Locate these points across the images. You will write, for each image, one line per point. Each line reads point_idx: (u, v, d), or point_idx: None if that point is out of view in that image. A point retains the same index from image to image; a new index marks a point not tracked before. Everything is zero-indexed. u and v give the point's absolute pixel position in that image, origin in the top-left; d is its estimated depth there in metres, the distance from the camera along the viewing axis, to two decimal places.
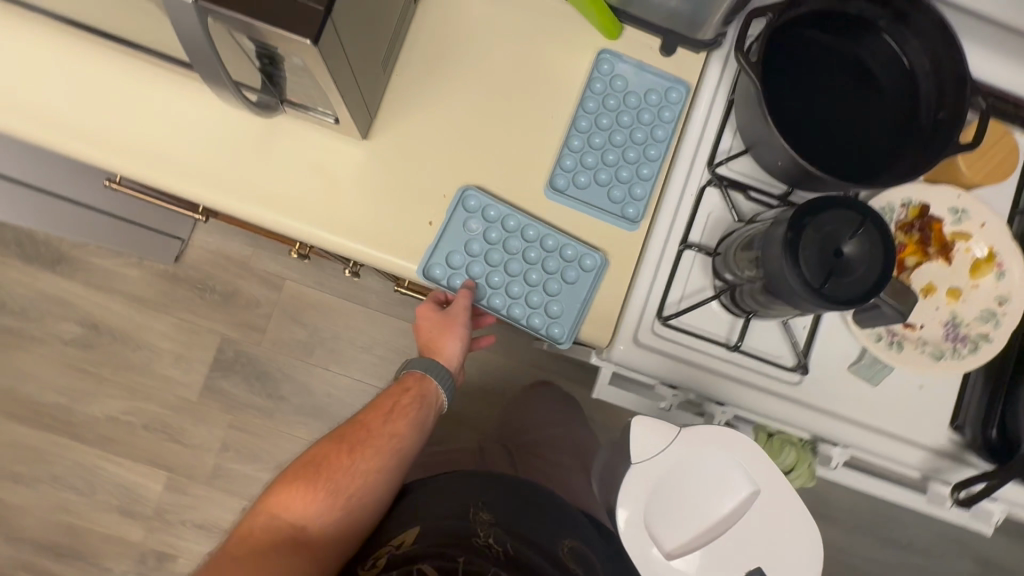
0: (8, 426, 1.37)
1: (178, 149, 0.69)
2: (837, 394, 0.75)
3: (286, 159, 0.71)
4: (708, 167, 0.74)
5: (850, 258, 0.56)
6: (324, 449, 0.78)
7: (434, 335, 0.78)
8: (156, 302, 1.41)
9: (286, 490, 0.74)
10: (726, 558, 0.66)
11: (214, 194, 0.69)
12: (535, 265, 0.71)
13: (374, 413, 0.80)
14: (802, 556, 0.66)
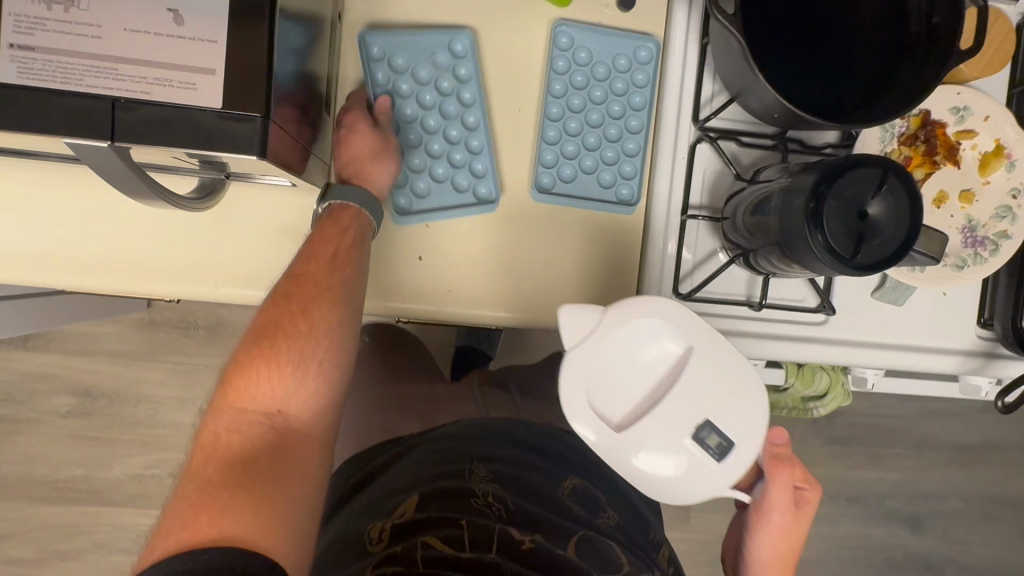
0: (37, 509, 1.34)
1: (136, 249, 0.64)
2: (865, 322, 0.74)
3: (249, 231, 0.65)
4: (695, 123, 0.69)
5: (876, 220, 0.53)
6: (252, 352, 0.57)
7: (364, 143, 0.64)
8: (143, 352, 1.35)
9: (230, 402, 0.55)
10: (677, 448, 0.60)
11: (190, 287, 0.64)
12: (443, 160, 0.67)
13: (297, 283, 0.60)
14: (741, 411, 0.60)
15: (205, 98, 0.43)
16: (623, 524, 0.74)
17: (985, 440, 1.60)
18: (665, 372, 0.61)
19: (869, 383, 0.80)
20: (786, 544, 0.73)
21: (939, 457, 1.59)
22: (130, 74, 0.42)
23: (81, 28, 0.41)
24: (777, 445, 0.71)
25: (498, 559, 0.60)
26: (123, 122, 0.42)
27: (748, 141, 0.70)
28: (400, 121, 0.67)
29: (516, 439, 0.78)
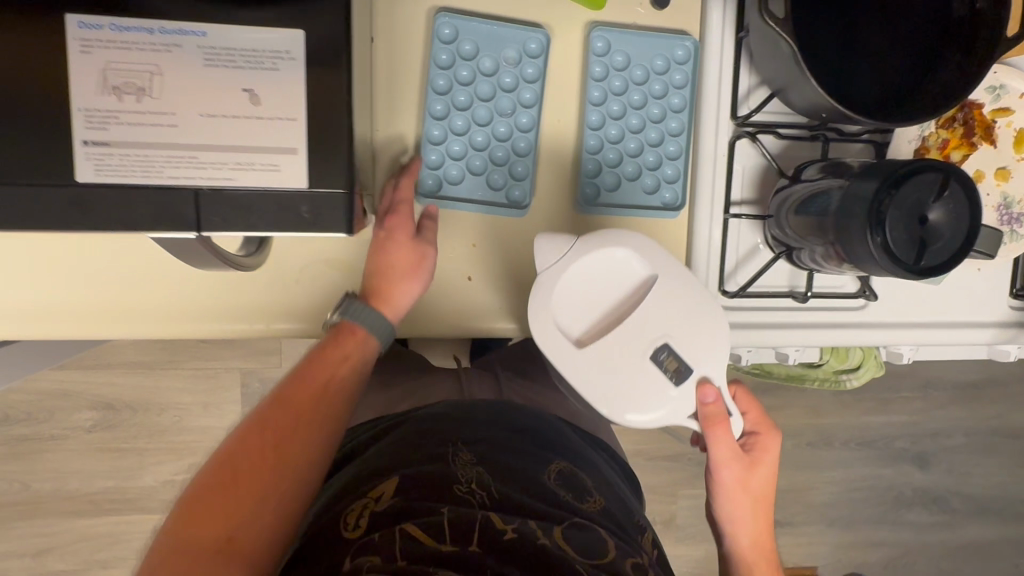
0: (72, 522, 1.33)
1: (185, 293, 0.64)
2: (903, 302, 0.75)
3: (297, 269, 0.65)
4: (735, 120, 0.68)
5: (936, 225, 0.53)
6: (244, 441, 0.52)
7: (392, 260, 0.60)
8: (162, 360, 1.34)
9: (200, 512, 0.49)
10: (639, 371, 0.60)
11: (243, 326, 0.65)
12: (485, 155, 0.64)
13: (303, 374, 0.57)
14: (702, 341, 0.61)
15: (288, 180, 0.45)
16: (611, 506, 0.68)
17: (986, 376, 1.66)
18: (631, 296, 0.63)
19: (905, 358, 0.80)
20: (758, 513, 0.66)
21: (944, 396, 1.65)
22: (210, 162, 0.43)
23: (157, 117, 0.43)
24: (707, 406, 0.60)
25: (476, 550, 0.52)
26: (206, 210, 0.44)
27: (786, 133, 0.69)
28: (440, 119, 0.63)
29: (504, 426, 0.73)
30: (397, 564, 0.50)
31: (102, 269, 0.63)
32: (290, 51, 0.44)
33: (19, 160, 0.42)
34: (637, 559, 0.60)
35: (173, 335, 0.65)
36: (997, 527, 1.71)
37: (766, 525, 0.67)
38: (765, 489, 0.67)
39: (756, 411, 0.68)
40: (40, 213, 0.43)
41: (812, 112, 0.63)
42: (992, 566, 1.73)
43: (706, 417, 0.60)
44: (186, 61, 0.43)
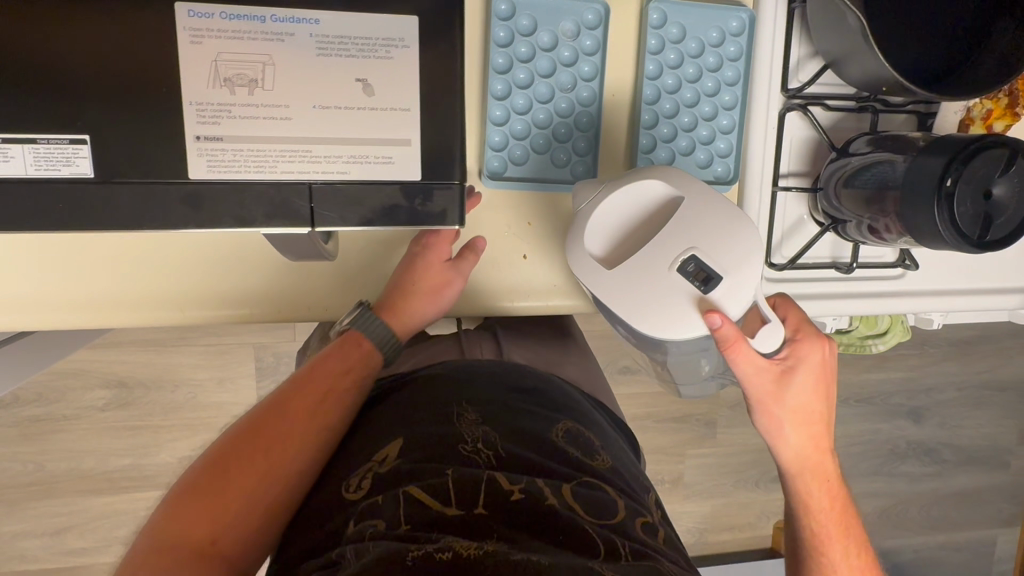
0: (90, 502, 1.29)
1: (251, 280, 0.64)
2: (943, 269, 0.76)
3: (351, 255, 0.66)
4: (786, 94, 0.68)
5: (996, 200, 0.55)
6: (240, 446, 0.55)
7: (424, 278, 0.64)
8: (173, 336, 1.27)
9: (190, 510, 0.51)
10: (665, 289, 0.54)
11: (311, 310, 0.66)
12: (548, 132, 0.64)
13: (303, 390, 0.59)
14: (734, 251, 0.54)
15: (402, 171, 0.48)
16: (626, 469, 0.58)
17: (976, 332, 1.72)
18: (653, 217, 0.57)
19: (935, 323, 0.82)
20: (802, 428, 0.59)
21: (939, 352, 1.70)
22: (324, 155, 0.46)
23: (274, 111, 0.45)
24: (716, 331, 0.53)
25: (483, 512, 0.45)
26: (321, 202, 0.47)
27: (832, 105, 0.69)
28: (501, 97, 0.62)
29: (509, 384, 0.63)
30: (399, 530, 0.44)
31: (166, 255, 0.63)
32: (403, 39, 0.46)
33: (133, 153, 0.45)
34: (648, 519, 0.51)
35: (240, 320, 0.66)
36: (984, 474, 1.79)
37: (817, 440, 0.59)
38: (807, 399, 0.59)
39: (797, 321, 0.60)
40: (157, 209, 0.46)
41: (869, 84, 0.63)
42: (980, 512, 1.81)
43: (723, 342, 0.54)
44: (300, 51, 0.45)
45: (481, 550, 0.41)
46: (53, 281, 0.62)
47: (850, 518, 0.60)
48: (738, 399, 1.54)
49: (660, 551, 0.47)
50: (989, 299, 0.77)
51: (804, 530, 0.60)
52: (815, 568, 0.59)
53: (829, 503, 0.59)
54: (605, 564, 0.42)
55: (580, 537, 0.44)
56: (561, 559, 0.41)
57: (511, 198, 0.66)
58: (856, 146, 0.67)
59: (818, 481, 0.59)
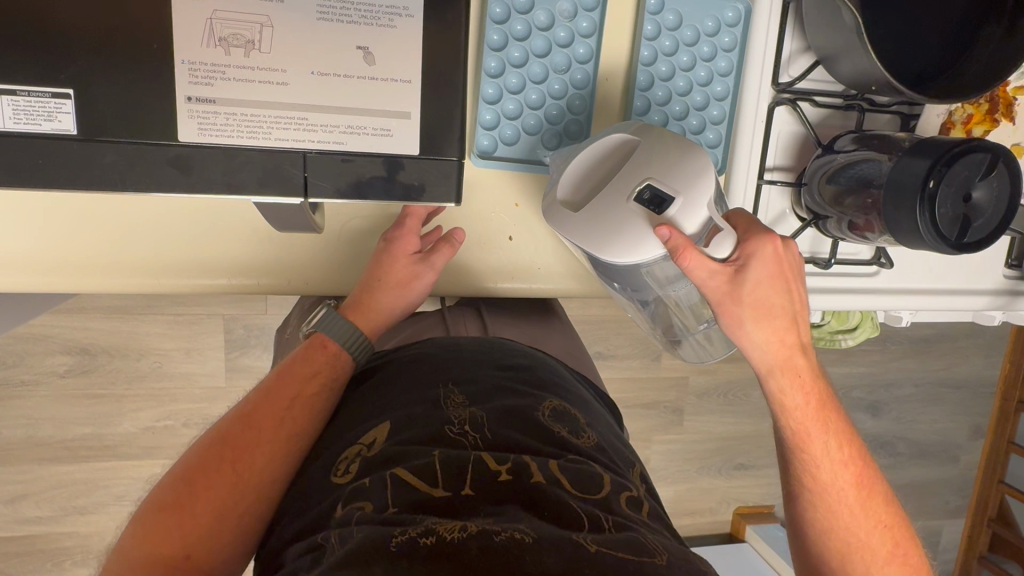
0: (47, 469, 1.26)
1: (231, 250, 0.63)
2: (913, 268, 0.78)
3: (337, 229, 0.65)
4: (776, 88, 0.68)
5: (976, 203, 0.57)
6: (204, 459, 0.53)
7: (393, 274, 0.64)
8: (139, 304, 1.23)
9: (160, 526, 0.50)
10: (623, 219, 0.52)
11: (294, 283, 0.65)
12: (539, 113, 0.64)
13: (268, 398, 0.57)
14: (689, 175, 0.52)
15: (400, 143, 0.47)
16: (608, 443, 0.58)
17: (937, 330, 1.77)
18: (609, 159, 0.56)
19: (904, 321, 0.80)
20: (765, 325, 0.54)
21: (900, 348, 1.74)
22: (322, 124, 0.45)
23: (268, 75, 0.44)
24: (667, 243, 0.51)
25: (470, 493, 0.45)
26: (316, 173, 0.47)
27: (820, 101, 0.70)
28: (494, 75, 0.61)
29: (495, 362, 0.63)
30: (386, 513, 0.44)
31: (141, 219, 0.60)
32: (408, 8, 0.44)
33: (117, 114, 0.43)
34: (631, 492, 0.52)
35: (218, 290, 0.64)
36: (934, 467, 1.86)
37: (783, 336, 0.55)
38: (766, 296, 0.54)
39: (744, 219, 0.55)
40: (145, 169, 0.45)
41: (859, 82, 0.64)
42: (928, 502, 1.88)
43: (673, 249, 0.51)
44: (298, 15, 0.43)
45: (465, 531, 0.41)
46: (20, 241, 0.59)
47: (830, 409, 0.58)
48: (707, 388, 1.56)
49: (642, 523, 0.48)
50: (951, 300, 0.80)
51: (784, 430, 0.58)
52: (798, 464, 0.58)
53: (804, 400, 0.57)
54: (588, 537, 0.42)
55: (563, 513, 0.45)
56: (543, 534, 0.41)
57: (501, 177, 0.66)
58: (840, 143, 0.68)
59: (790, 379, 0.56)
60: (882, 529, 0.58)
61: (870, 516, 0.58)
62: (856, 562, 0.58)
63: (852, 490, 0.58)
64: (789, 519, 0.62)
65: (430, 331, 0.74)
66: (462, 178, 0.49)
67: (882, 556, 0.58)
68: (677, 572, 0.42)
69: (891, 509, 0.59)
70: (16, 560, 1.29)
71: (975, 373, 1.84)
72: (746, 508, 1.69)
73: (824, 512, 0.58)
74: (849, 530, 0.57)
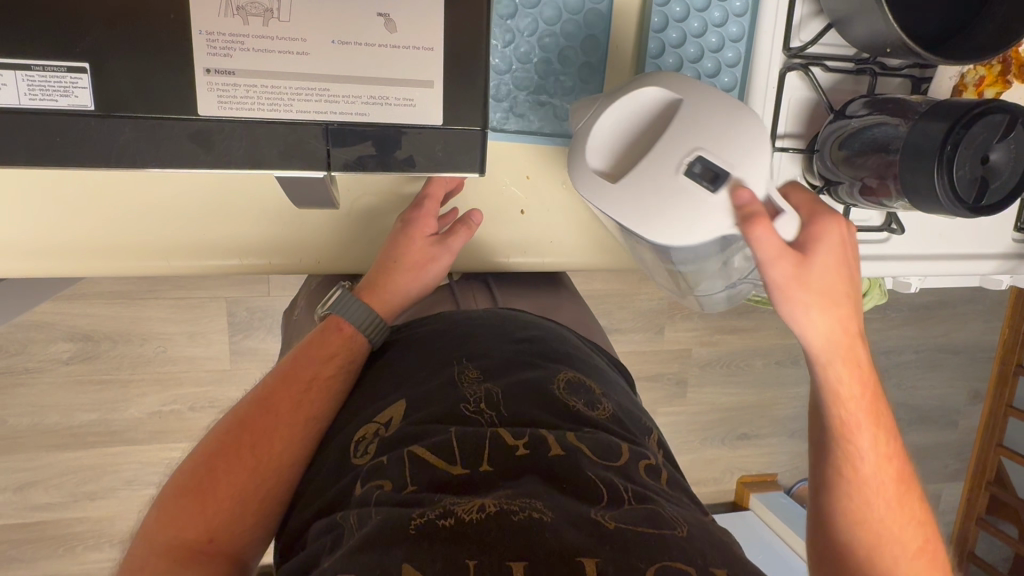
0: (55, 456, 1.26)
1: (242, 230, 0.62)
2: (922, 233, 0.78)
3: (348, 206, 0.64)
4: (789, 54, 0.66)
5: (992, 165, 0.56)
6: (223, 444, 0.53)
7: (407, 252, 0.64)
8: (140, 289, 1.22)
9: (181, 509, 0.50)
10: (670, 196, 0.51)
11: (309, 261, 0.65)
12: (549, 84, 0.63)
13: (286, 381, 0.57)
14: (746, 154, 0.51)
15: (420, 114, 0.46)
16: (623, 411, 0.58)
17: (936, 298, 1.77)
18: (638, 118, 0.55)
19: (912, 287, 0.82)
20: (832, 313, 0.54)
21: (900, 317, 1.75)
22: (343, 96, 0.44)
23: (287, 45, 0.43)
24: (745, 207, 0.50)
25: (489, 470, 0.45)
26: (338, 146, 0.46)
27: (832, 66, 0.68)
28: (504, 46, 0.61)
29: (509, 336, 0.63)
30: (406, 491, 0.44)
31: (151, 201, 0.60)
32: None
33: (134, 89, 0.42)
34: (650, 461, 0.52)
35: (230, 270, 0.64)
36: (932, 432, 1.89)
37: (845, 321, 0.55)
38: (834, 282, 0.54)
39: (806, 201, 0.56)
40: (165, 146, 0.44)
41: (874, 45, 0.62)
42: (926, 468, 1.92)
43: (748, 216, 0.50)
44: None
45: (483, 512, 0.41)
46: (28, 224, 0.58)
47: (880, 404, 0.58)
48: (710, 359, 1.57)
49: (661, 492, 0.48)
50: (958, 266, 0.80)
51: (831, 421, 0.58)
52: (841, 455, 0.58)
53: (859, 391, 0.57)
54: (605, 513, 0.42)
55: (583, 486, 0.45)
56: (563, 512, 0.41)
57: (510, 150, 0.65)
58: (852, 108, 0.67)
59: (849, 369, 0.56)
60: (917, 524, 0.58)
61: (906, 509, 0.58)
62: (885, 552, 0.57)
63: (893, 484, 0.58)
64: (813, 516, 0.60)
65: (441, 305, 0.74)
66: (487, 152, 0.48)
67: (912, 550, 0.57)
68: (698, 544, 0.42)
69: (925, 510, 0.59)
70: (29, 545, 1.30)
71: (974, 339, 1.85)
72: (749, 477, 1.71)
73: (862, 505, 0.57)
74: (884, 525, 0.57)
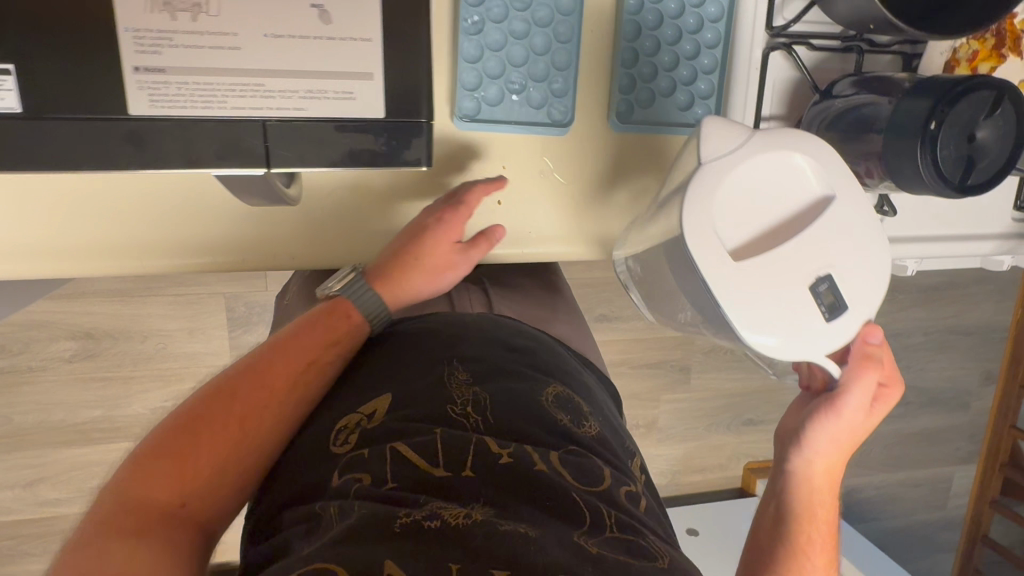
0: (61, 452, 1.28)
1: (218, 227, 0.63)
2: (916, 216, 0.76)
3: (322, 202, 0.64)
4: (772, 33, 0.65)
5: (980, 146, 0.54)
6: (212, 408, 0.52)
7: (434, 251, 0.63)
8: (139, 286, 1.23)
9: (161, 466, 0.49)
10: (790, 300, 0.53)
11: (277, 259, 0.65)
12: (524, 70, 0.61)
13: (281, 356, 0.57)
14: (868, 285, 0.55)
15: (362, 106, 0.48)
16: (609, 433, 0.58)
17: (946, 278, 1.74)
18: (770, 195, 0.56)
19: (909, 270, 0.78)
20: (839, 459, 0.58)
21: (908, 298, 1.72)
22: (279, 90, 0.46)
23: (220, 41, 0.45)
24: (870, 344, 0.56)
25: (470, 474, 0.45)
26: (276, 140, 0.48)
27: (818, 44, 0.67)
28: (475, 33, 0.59)
29: (500, 342, 0.62)
30: (385, 487, 0.44)
31: (127, 199, 0.60)
32: None
33: (70, 88, 0.44)
34: (631, 488, 0.51)
35: (208, 267, 0.64)
36: (943, 415, 1.86)
37: (831, 489, 0.57)
38: (851, 441, 0.58)
39: None
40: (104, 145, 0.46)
41: (857, 21, 0.60)
42: (937, 451, 1.89)
43: (868, 355, 0.56)
44: None
45: (469, 518, 0.41)
46: (7, 224, 0.59)
47: (833, 542, 0.55)
48: (714, 345, 1.55)
49: (643, 520, 0.48)
50: (954, 248, 0.78)
51: (793, 512, 0.55)
52: (790, 551, 0.53)
53: (828, 514, 0.56)
54: (587, 537, 0.42)
55: (566, 503, 0.44)
56: (545, 529, 0.41)
57: (484, 140, 0.64)
58: (840, 87, 0.64)
59: (828, 497, 0.57)
60: None
61: None
62: None
63: None
64: None
65: (434, 305, 0.74)
66: (432, 140, 0.51)
67: None
68: None
69: None
70: (38, 540, 1.32)
71: (985, 320, 1.81)
72: (755, 462, 1.69)
73: None
74: None
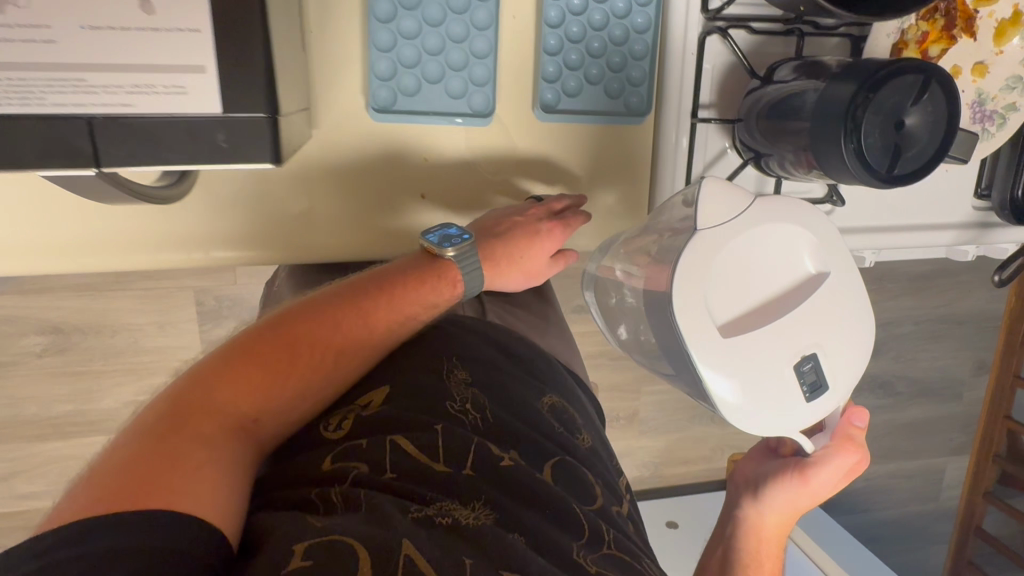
0: (35, 447, 1.28)
1: (137, 225, 0.62)
2: (870, 205, 0.74)
3: (242, 199, 0.63)
4: (707, 17, 0.62)
5: (909, 132, 0.52)
6: (286, 335, 0.50)
7: (523, 254, 0.63)
8: (107, 281, 1.23)
9: (227, 377, 0.46)
10: (769, 373, 0.50)
11: (176, 256, 0.63)
12: (440, 59, 0.61)
13: (374, 300, 0.55)
14: (846, 360, 0.53)
15: (199, 102, 0.44)
16: (599, 446, 0.62)
17: (937, 266, 1.70)
18: (767, 266, 0.55)
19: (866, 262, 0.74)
20: (792, 515, 0.64)
21: (898, 287, 1.68)
22: (102, 86, 0.43)
23: (34, 34, 0.40)
24: (852, 434, 0.59)
25: (472, 475, 0.47)
26: (108, 140, 0.45)
27: (757, 27, 0.64)
28: (389, 20, 0.59)
29: (501, 344, 0.63)
30: (384, 478, 0.45)
31: (41, 199, 0.60)
32: None
33: None
34: (619, 506, 0.56)
35: (132, 266, 0.64)
36: (935, 406, 1.83)
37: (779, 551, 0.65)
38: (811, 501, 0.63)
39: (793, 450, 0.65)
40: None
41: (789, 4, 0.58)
42: (930, 441, 1.86)
43: (845, 437, 0.59)
44: None
45: (478, 521, 0.43)
46: None
47: None
48: None
49: (632, 539, 0.52)
50: (913, 237, 0.75)
51: (740, 559, 0.64)
52: None
53: (768, 561, 0.64)
54: (587, 554, 0.46)
55: (566, 513, 0.48)
56: (542, 539, 0.44)
57: (404, 131, 0.64)
58: (780, 74, 0.62)
59: (771, 545, 0.64)
60: None
61: None
62: None
63: None
64: None
65: None
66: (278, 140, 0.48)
67: None
68: None
69: None
70: (15, 533, 1.32)
71: (979, 309, 1.77)
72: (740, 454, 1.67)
73: None
74: None
